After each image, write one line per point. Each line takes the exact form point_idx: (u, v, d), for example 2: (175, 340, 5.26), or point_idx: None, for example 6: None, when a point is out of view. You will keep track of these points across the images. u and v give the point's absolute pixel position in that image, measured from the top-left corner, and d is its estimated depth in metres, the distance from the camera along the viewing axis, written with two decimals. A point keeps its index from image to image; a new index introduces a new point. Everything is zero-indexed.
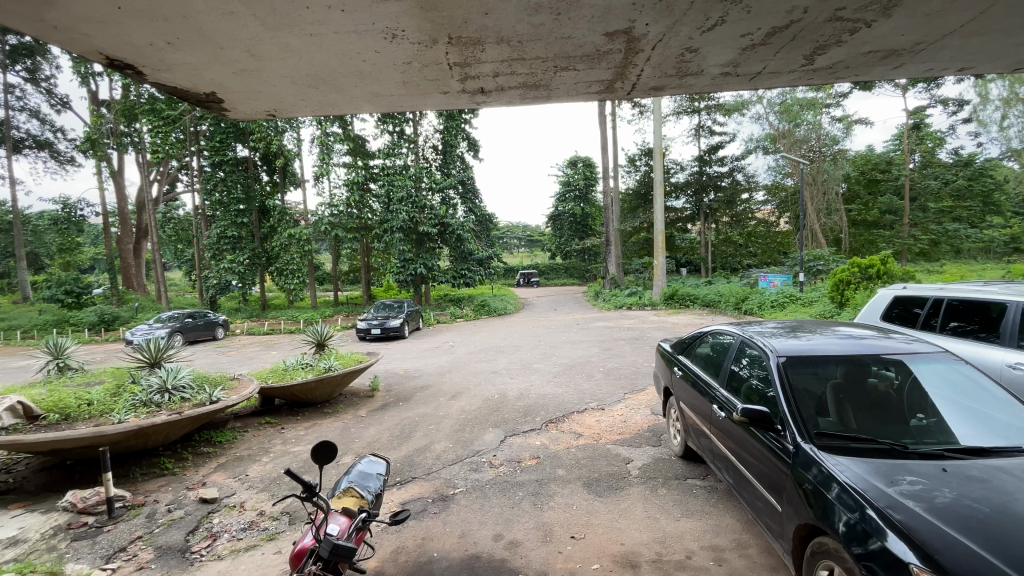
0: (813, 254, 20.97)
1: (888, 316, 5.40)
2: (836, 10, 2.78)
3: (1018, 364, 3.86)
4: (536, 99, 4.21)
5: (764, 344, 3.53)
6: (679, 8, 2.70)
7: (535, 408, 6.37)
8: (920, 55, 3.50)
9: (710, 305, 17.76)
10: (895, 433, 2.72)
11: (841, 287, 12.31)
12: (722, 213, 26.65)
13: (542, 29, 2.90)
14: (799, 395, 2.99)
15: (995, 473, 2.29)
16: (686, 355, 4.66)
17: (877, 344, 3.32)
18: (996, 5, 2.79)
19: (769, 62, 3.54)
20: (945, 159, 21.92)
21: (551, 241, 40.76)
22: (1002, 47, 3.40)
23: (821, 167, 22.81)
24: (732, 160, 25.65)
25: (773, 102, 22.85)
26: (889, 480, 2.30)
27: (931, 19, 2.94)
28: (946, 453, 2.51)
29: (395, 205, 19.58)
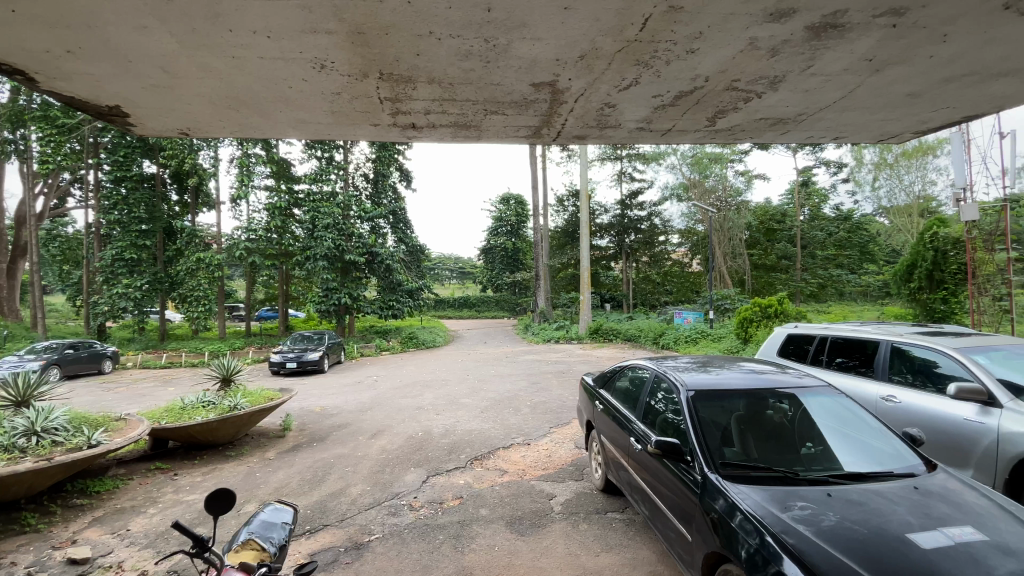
0: (720, 294, 22.75)
1: (782, 352, 5.94)
2: (732, 81, 3.16)
3: (890, 397, 4.39)
4: (467, 138, 4.31)
5: (676, 378, 3.74)
6: (599, 67, 2.93)
7: (460, 446, 6.23)
8: (802, 124, 4.03)
9: (631, 339, 18.60)
10: (787, 460, 2.97)
11: (745, 325, 13.46)
12: (642, 254, 28.41)
13: (472, 73, 3.02)
14: (705, 426, 3.19)
15: (871, 497, 2.56)
16: (607, 390, 4.82)
17: (774, 379, 3.64)
18: (860, 87, 3.29)
19: (678, 121, 3.90)
20: (829, 214, 24.96)
21: (482, 274, 41.01)
22: (866, 122, 4.00)
23: (727, 216, 25.19)
24: (651, 206, 27.64)
25: (685, 155, 25.09)
26: (783, 506, 2.49)
27: (809, 94, 3.41)
28: (831, 478, 2.77)
29: (320, 232, 18.84)
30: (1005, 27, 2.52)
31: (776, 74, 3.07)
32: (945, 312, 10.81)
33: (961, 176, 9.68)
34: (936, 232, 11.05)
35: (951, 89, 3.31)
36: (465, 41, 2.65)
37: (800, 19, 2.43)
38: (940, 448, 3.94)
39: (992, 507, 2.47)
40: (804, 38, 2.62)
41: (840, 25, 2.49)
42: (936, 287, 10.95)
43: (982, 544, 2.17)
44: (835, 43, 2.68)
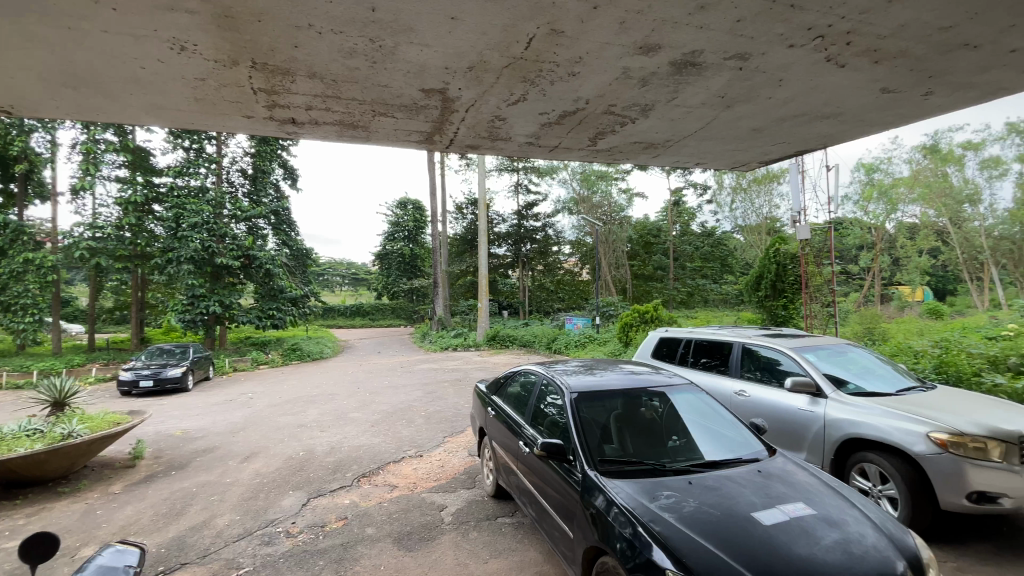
0: (606, 301, 24.36)
1: (655, 354, 6.51)
2: (609, 105, 3.41)
3: (742, 392, 5.01)
4: (354, 139, 4.15)
5: (561, 381, 3.92)
6: (488, 80, 2.99)
7: (346, 463, 5.89)
8: (670, 149, 4.48)
9: (526, 345, 19.11)
10: (657, 453, 3.25)
11: (627, 329, 14.59)
12: (537, 263, 29.47)
13: (357, 72, 2.91)
14: (587, 426, 3.38)
15: (725, 481, 2.88)
16: (498, 396, 4.89)
17: (647, 379, 3.97)
18: (716, 120, 3.74)
19: (563, 139, 4.12)
20: (697, 230, 28.07)
21: (377, 281, 39.49)
22: (722, 150, 4.56)
23: (612, 228, 27.15)
24: (545, 217, 28.80)
25: (575, 170, 26.58)
26: (651, 497, 2.72)
27: (675, 123, 3.80)
28: (692, 467, 3.09)
29: (185, 231, 16.77)
30: (823, 80, 3.01)
31: (646, 103, 3.38)
32: (785, 316, 12.67)
33: (797, 202, 11.46)
34: (778, 249, 12.94)
35: (785, 126, 3.89)
36: (349, 39, 2.54)
37: (665, 55, 2.70)
38: (780, 435, 4.60)
39: (818, 484, 2.89)
40: (669, 72, 2.92)
41: (698, 64, 2.81)
42: (778, 295, 12.80)
43: (811, 517, 2.52)
44: (695, 79, 3.01)
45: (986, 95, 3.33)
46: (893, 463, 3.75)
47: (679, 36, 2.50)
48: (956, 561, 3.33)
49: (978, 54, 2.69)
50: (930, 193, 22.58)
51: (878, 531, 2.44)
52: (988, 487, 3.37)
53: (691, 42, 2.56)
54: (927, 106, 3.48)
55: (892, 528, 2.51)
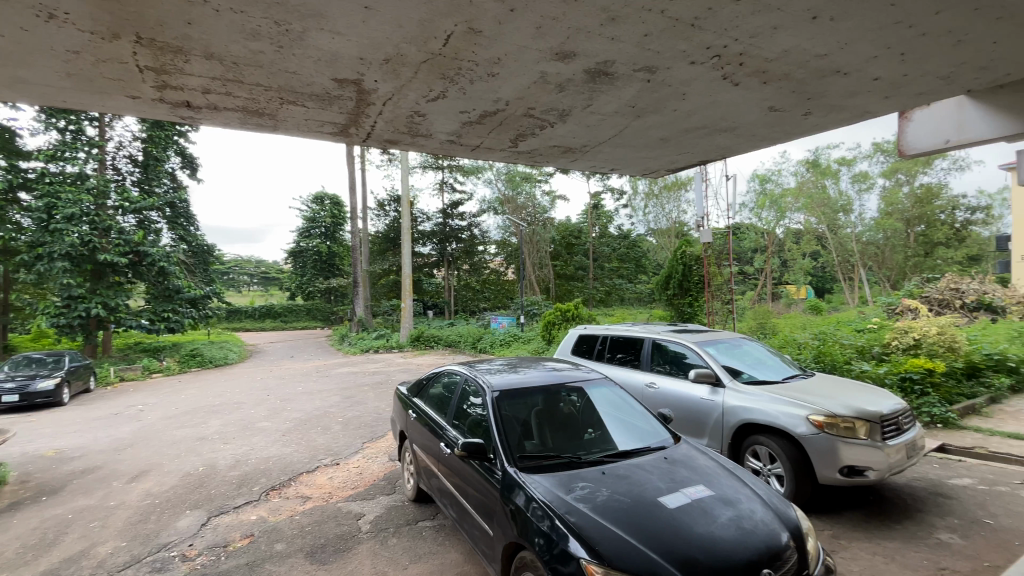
0: (530, 300, 24.78)
1: (574, 351, 6.72)
2: (529, 108, 3.48)
3: (652, 384, 5.32)
4: (260, 127, 3.88)
5: (482, 381, 3.92)
6: (405, 74, 2.92)
7: (254, 476, 5.49)
8: (586, 154, 4.66)
9: (451, 345, 18.97)
10: (574, 447, 3.35)
11: (549, 327, 14.99)
12: (462, 262, 29.29)
13: (262, 57, 2.72)
14: (507, 423, 3.42)
15: (635, 470, 3.05)
16: (420, 398, 4.80)
17: (566, 375, 4.09)
18: (628, 128, 3.94)
19: (484, 139, 4.13)
20: (614, 232, 29.47)
21: (291, 280, 37.17)
22: (633, 158, 4.81)
23: (536, 229, 27.71)
24: (470, 216, 28.67)
25: (500, 171, 26.76)
26: (568, 489, 2.81)
27: (591, 129, 3.95)
28: (606, 458, 3.23)
29: (58, 224, 14.67)
30: (720, 96, 3.28)
31: (563, 108, 3.49)
32: (691, 313, 13.66)
33: (701, 208, 12.43)
34: (685, 251, 13.94)
35: (690, 137, 4.18)
36: (251, 19, 2.37)
37: (580, 62, 2.79)
38: (685, 423, 4.96)
39: (717, 467, 3.14)
40: (583, 80, 3.03)
41: (611, 73, 2.94)
42: (685, 294, 13.77)
43: (709, 498, 2.74)
44: (608, 88, 3.15)
45: (852, 119, 3.80)
46: (780, 444, 4.17)
47: (592, 46, 2.61)
48: (831, 529, 3.77)
49: (846, 81, 3.06)
50: (812, 203, 25.46)
51: (766, 506, 2.70)
52: (856, 462, 3.84)
53: (603, 53, 2.68)
54: (807, 125, 3.90)
55: (778, 502, 2.79)
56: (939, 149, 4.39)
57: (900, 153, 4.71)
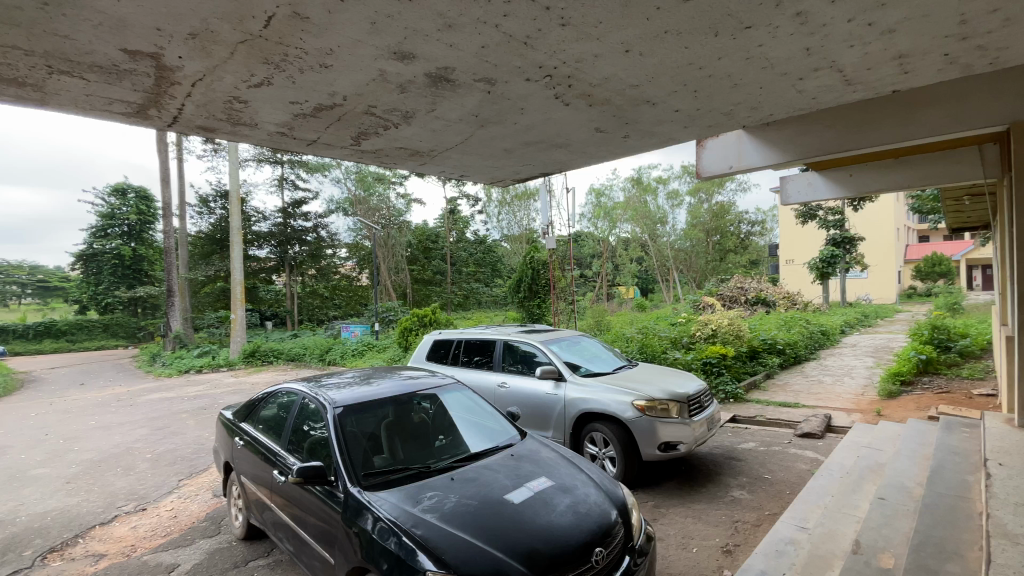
0: (385, 306, 23.84)
1: (429, 357, 6.61)
2: (369, 105, 3.33)
3: (503, 384, 5.51)
4: (17, 100, 3.06)
5: (325, 396, 3.61)
6: (218, 53, 2.56)
7: (18, 541, 4.30)
8: (434, 159, 4.63)
9: (295, 359, 17.33)
10: (425, 456, 3.28)
11: (405, 334, 14.62)
12: (307, 267, 26.93)
13: (14, 11, 2.14)
14: (351, 441, 3.20)
15: (482, 471, 3.10)
16: (250, 422, 4.24)
17: (416, 382, 3.97)
18: (472, 136, 4.01)
19: (321, 134, 3.83)
20: (471, 237, 29.89)
21: (81, 290, 30.27)
22: (480, 166, 4.92)
23: (390, 233, 26.85)
24: (316, 217, 26.48)
25: (350, 170, 25.36)
26: (415, 501, 2.74)
27: (436, 134, 3.94)
28: (455, 463, 3.23)
29: None
30: (555, 114, 3.53)
31: (407, 109, 3.41)
32: (539, 314, 14.52)
33: (547, 217, 13.32)
34: (533, 256, 14.81)
35: (531, 150, 4.43)
36: None
37: (420, 65, 2.75)
38: (533, 419, 5.23)
39: (558, 457, 3.36)
40: (425, 83, 3.00)
41: (452, 80, 2.95)
42: (534, 296, 14.60)
43: (550, 488, 2.91)
44: (450, 94, 3.17)
45: (661, 144, 4.41)
46: (612, 430, 4.64)
47: (431, 50, 2.59)
48: (654, 500, 4.32)
49: (656, 110, 3.53)
50: (638, 214, 29.12)
51: (598, 489, 2.96)
52: (670, 437, 4.45)
53: (443, 58, 2.67)
54: (628, 147, 4.42)
55: (608, 483, 3.08)
56: (725, 173, 5.34)
57: (698, 175, 5.59)
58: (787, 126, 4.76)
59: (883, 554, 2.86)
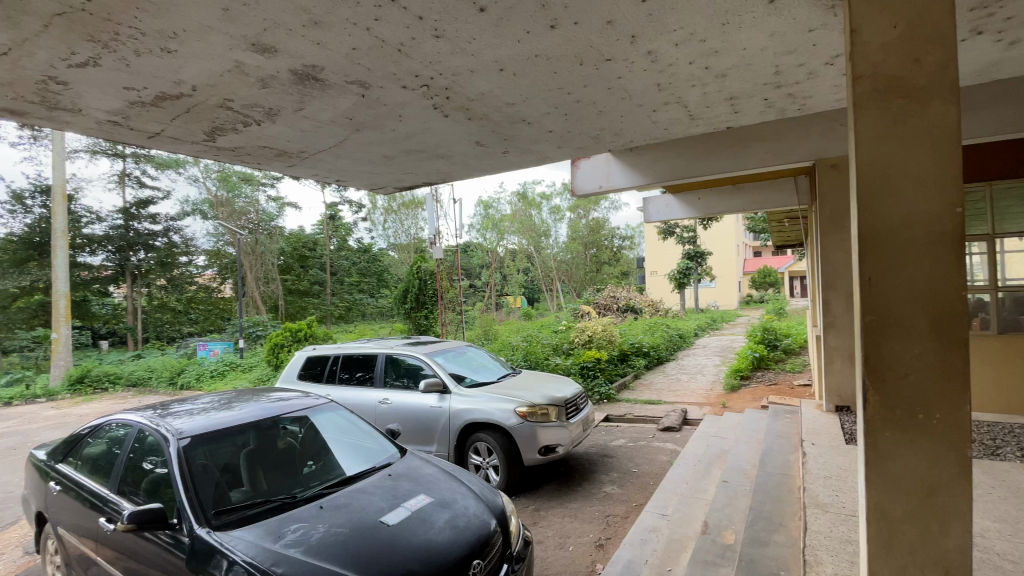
0: (252, 320, 21.54)
1: (302, 375, 6.10)
2: (225, 99, 3.01)
3: (385, 400, 5.28)
4: None
5: (167, 426, 3.13)
6: (24, 24, 2.12)
7: None
8: (305, 161, 4.32)
9: (138, 384, 14.87)
10: (290, 485, 3.00)
11: (276, 351, 13.35)
12: (155, 277, 23.37)
13: None
14: (200, 476, 2.81)
15: (355, 495, 2.92)
16: (68, 461, 3.52)
17: (282, 404, 3.62)
18: (348, 140, 3.82)
19: (167, 126, 3.38)
20: (354, 245, 28.27)
21: None
22: (358, 171, 4.71)
23: (258, 239, 24.41)
24: (167, 220, 23.20)
25: (210, 168, 22.56)
26: (276, 536, 2.48)
27: (306, 134, 3.69)
28: (324, 490, 2.99)
29: None
30: (433, 124, 3.51)
31: (270, 106, 3.15)
32: (426, 325, 14.23)
33: (434, 227, 13.17)
34: (420, 266, 14.57)
35: (411, 158, 4.35)
36: None
37: (284, 60, 2.56)
38: (416, 434, 5.09)
39: (438, 472, 3.29)
40: (290, 79, 2.79)
41: (321, 79, 2.79)
42: (420, 306, 14.30)
43: (428, 505, 2.84)
44: (320, 94, 2.99)
45: (538, 162, 4.62)
46: (495, 439, 4.70)
47: (296, 46, 2.42)
48: (534, 504, 4.44)
49: (531, 129, 3.68)
50: (523, 227, 30.16)
51: (478, 499, 2.96)
52: (550, 441, 4.62)
53: (309, 56, 2.51)
54: (506, 162, 4.55)
55: (487, 493, 3.10)
56: (596, 192, 5.80)
57: (573, 193, 5.99)
58: (647, 151, 5.28)
59: (726, 531, 3.25)
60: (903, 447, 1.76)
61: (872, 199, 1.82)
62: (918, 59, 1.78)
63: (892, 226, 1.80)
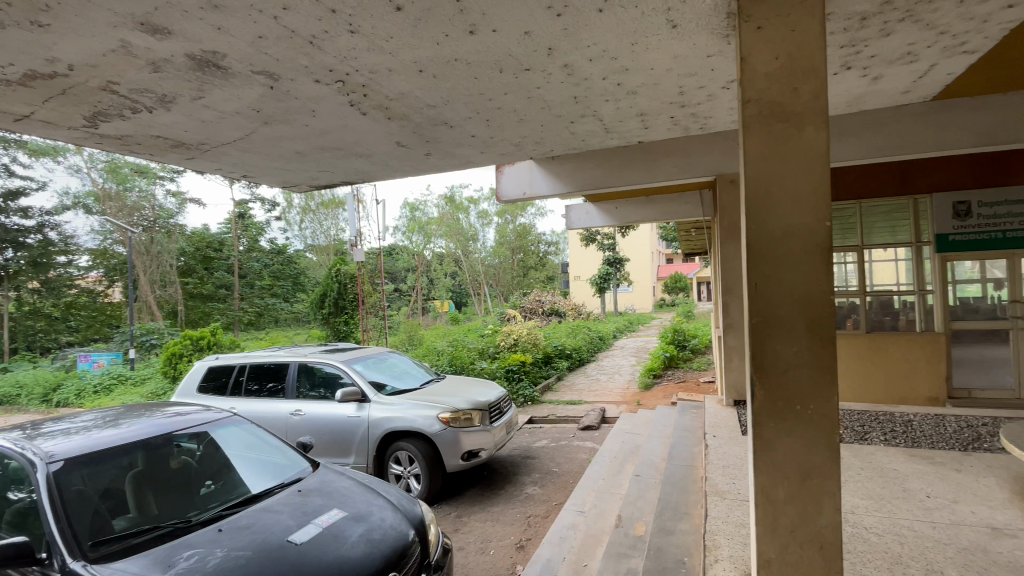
0: (145, 328, 19.31)
1: (203, 388, 5.60)
2: (110, 82, 2.71)
3: (297, 412, 4.98)
4: None
5: (35, 449, 2.73)
6: None
7: None
8: (206, 154, 3.99)
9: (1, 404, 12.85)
10: (185, 508, 2.73)
11: (173, 361, 12.11)
12: (26, 279, 20.28)
13: None
14: (75, 503, 2.47)
15: (260, 515, 2.72)
16: None
17: (178, 419, 3.30)
18: (256, 133, 3.57)
19: (36, 109, 2.97)
20: (265, 246, 26.17)
21: None
22: (268, 167, 4.43)
23: (153, 238, 21.94)
24: (42, 213, 20.24)
25: (96, 157, 20.05)
26: (166, 566, 2.25)
27: (208, 126, 3.41)
28: (224, 512, 2.75)
29: None
30: (350, 122, 3.39)
31: (164, 93, 2.87)
32: (346, 331, 13.66)
33: (355, 229, 12.66)
34: (339, 269, 13.98)
35: (326, 156, 4.16)
36: None
37: (179, 44, 2.35)
38: (331, 446, 4.86)
39: (354, 484, 3.16)
40: (187, 64, 2.56)
41: (223, 67, 2.59)
42: (340, 312, 13.71)
43: (341, 520, 2.71)
44: (222, 83, 2.77)
45: (461, 166, 4.61)
46: (416, 446, 4.61)
47: (193, 29, 2.23)
48: (456, 511, 4.41)
49: (453, 132, 3.67)
50: (450, 231, 29.91)
51: (395, 510, 2.88)
52: (473, 446, 4.60)
53: (209, 41, 2.33)
54: (429, 164, 4.50)
55: (406, 503, 3.02)
56: (520, 198, 5.90)
57: (498, 199, 6.03)
58: (568, 161, 5.47)
59: (637, 523, 3.42)
60: (784, 435, 1.96)
61: (758, 212, 2.00)
62: (796, 87, 1.99)
63: (774, 236, 2.00)
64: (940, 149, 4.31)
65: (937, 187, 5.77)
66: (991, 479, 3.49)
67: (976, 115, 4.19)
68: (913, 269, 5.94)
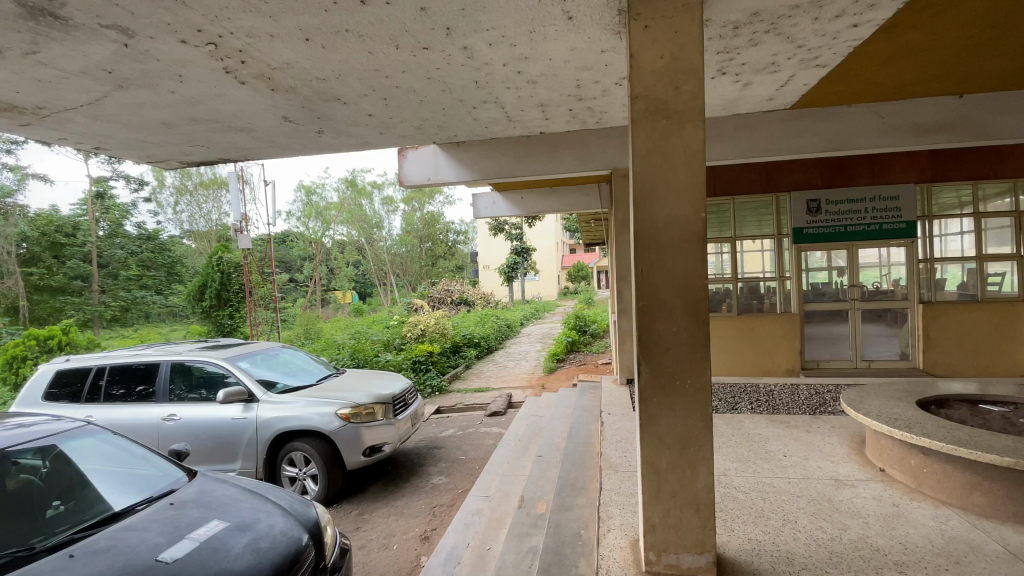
0: None
1: (50, 395, 4.79)
2: None
3: (171, 416, 4.46)
4: None
5: None
6: None
7: None
8: (46, 120, 3.39)
9: None
10: (25, 534, 2.31)
11: (13, 366, 10.11)
12: None
13: None
14: None
15: (123, 534, 2.40)
16: None
17: (15, 431, 2.78)
18: (110, 99, 3.09)
19: None
20: (131, 232, 22.01)
21: None
22: (128, 139, 3.87)
23: None
24: None
25: None
26: None
27: (47, 87, 2.89)
28: (77, 535, 2.38)
29: None
30: (227, 91, 3.05)
31: None
32: (231, 326, 12.41)
33: (239, 213, 11.51)
34: (222, 257, 12.70)
35: (198, 128, 3.71)
36: None
37: None
38: (214, 451, 4.42)
39: (239, 492, 2.90)
40: (14, 11, 2.13)
41: (62, 17, 2.18)
42: (223, 304, 12.41)
43: (222, 531, 2.48)
44: (61, 36, 2.33)
45: (359, 147, 4.37)
46: (312, 445, 4.34)
47: None
48: (358, 508, 4.25)
49: (347, 110, 3.45)
50: (352, 217, 28.48)
51: (286, 515, 2.68)
52: (375, 441, 4.44)
53: None
54: (322, 143, 4.21)
55: (298, 506, 2.84)
56: (425, 183, 5.75)
57: (403, 182, 5.79)
58: (472, 148, 5.44)
59: (538, 502, 3.54)
60: (666, 409, 2.13)
61: (644, 203, 2.13)
62: (678, 87, 2.12)
63: (659, 226, 2.14)
64: (797, 152, 4.91)
65: (796, 186, 6.59)
66: (834, 437, 4.11)
67: (825, 124, 4.83)
68: (776, 258, 6.74)
